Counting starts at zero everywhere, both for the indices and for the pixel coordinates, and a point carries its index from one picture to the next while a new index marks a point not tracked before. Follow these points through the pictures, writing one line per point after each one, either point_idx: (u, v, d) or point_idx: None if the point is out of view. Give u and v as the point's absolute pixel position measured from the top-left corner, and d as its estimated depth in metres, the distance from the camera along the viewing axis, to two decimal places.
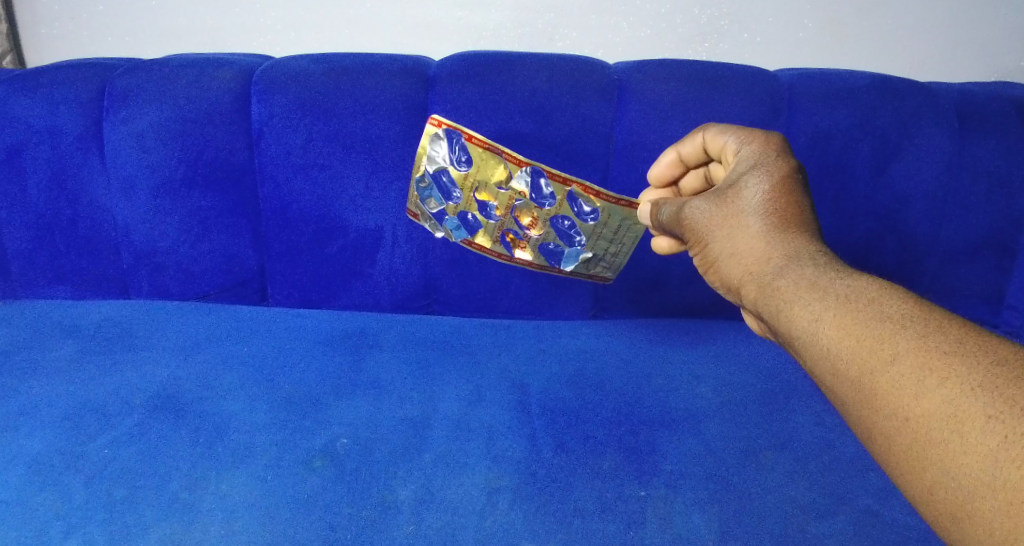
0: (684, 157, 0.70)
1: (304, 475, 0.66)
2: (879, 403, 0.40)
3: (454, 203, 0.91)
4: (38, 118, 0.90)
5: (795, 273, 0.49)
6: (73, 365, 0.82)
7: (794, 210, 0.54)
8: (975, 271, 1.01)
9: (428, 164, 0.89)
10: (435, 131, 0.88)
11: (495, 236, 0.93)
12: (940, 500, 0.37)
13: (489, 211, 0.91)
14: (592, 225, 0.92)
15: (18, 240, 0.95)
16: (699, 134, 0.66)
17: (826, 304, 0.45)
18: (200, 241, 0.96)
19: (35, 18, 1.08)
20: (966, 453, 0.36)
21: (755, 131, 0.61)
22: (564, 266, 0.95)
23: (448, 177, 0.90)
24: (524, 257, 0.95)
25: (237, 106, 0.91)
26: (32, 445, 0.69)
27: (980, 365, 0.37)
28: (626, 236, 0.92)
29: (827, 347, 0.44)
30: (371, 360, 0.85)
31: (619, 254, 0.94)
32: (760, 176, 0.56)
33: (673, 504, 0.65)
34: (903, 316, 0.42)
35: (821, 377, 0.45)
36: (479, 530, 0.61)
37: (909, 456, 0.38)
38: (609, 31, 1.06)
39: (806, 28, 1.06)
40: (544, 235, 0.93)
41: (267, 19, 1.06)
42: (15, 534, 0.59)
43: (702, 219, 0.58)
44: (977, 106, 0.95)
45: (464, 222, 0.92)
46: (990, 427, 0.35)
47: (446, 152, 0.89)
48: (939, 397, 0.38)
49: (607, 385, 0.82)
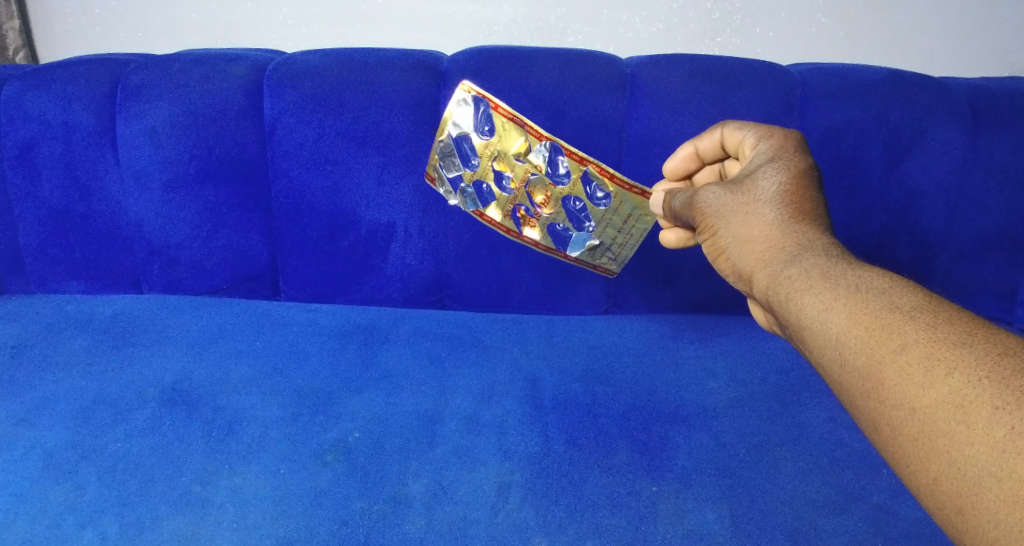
0: (701, 151, 0.70)
1: (317, 469, 0.66)
2: (885, 392, 0.40)
3: (471, 169, 0.88)
4: (52, 114, 0.91)
5: (806, 263, 0.49)
6: (86, 359, 0.83)
7: (807, 204, 0.54)
8: (990, 268, 1.00)
9: (452, 129, 0.87)
10: (463, 96, 0.86)
11: (506, 210, 0.90)
12: (944, 491, 0.36)
13: (504, 183, 0.89)
14: (603, 210, 0.89)
15: (31, 235, 0.96)
16: (717, 130, 0.66)
17: (836, 293, 0.45)
18: (212, 236, 0.96)
19: (46, 15, 1.09)
20: (972, 444, 0.35)
21: (773, 127, 0.61)
22: (568, 251, 0.92)
23: (469, 144, 0.87)
24: (531, 236, 0.92)
25: (250, 101, 0.92)
26: (46, 439, 0.70)
27: (988, 356, 0.37)
28: (634, 226, 0.90)
29: (835, 335, 0.44)
30: (383, 353, 0.85)
31: (626, 246, 0.92)
32: (775, 169, 0.56)
33: (686, 499, 0.65)
34: (913, 307, 0.42)
35: (828, 367, 0.44)
36: (490, 524, 0.61)
37: (915, 446, 0.38)
38: (619, 26, 1.06)
39: (818, 23, 1.05)
40: (554, 215, 0.90)
41: (279, 14, 1.07)
42: (27, 526, 0.60)
43: (714, 206, 0.58)
44: (992, 101, 0.94)
45: (479, 192, 0.90)
46: (997, 418, 0.35)
47: (471, 119, 0.86)
48: (945, 387, 0.38)
49: (618, 380, 0.82)
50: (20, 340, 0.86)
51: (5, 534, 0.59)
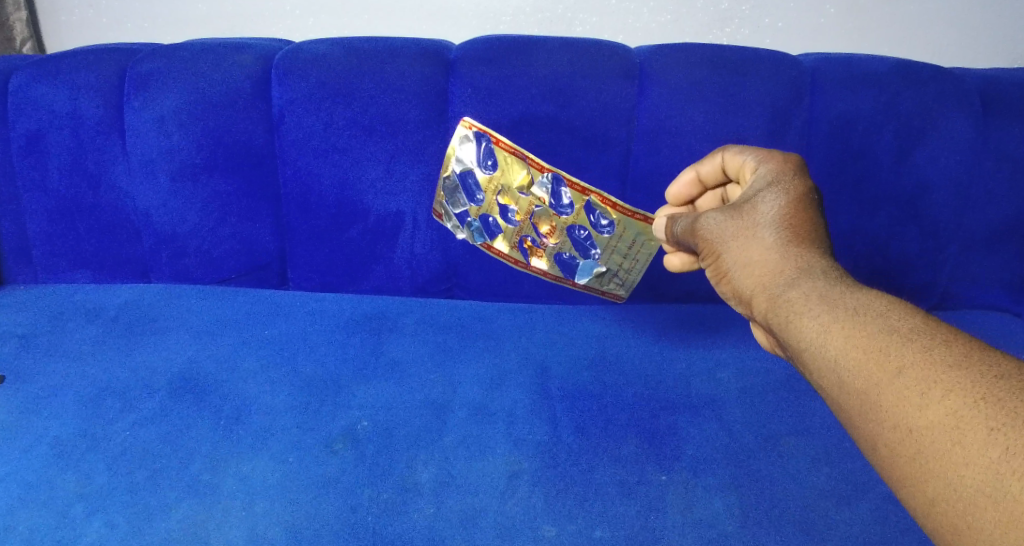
0: (703, 176, 0.69)
1: (326, 458, 0.67)
2: (883, 414, 0.39)
3: (477, 205, 0.93)
4: (60, 103, 0.92)
5: (807, 286, 0.48)
6: (95, 347, 0.84)
7: (808, 227, 0.52)
8: (1000, 259, 0.99)
9: (456, 165, 0.91)
10: (465, 132, 0.90)
11: (513, 242, 0.95)
12: (941, 512, 0.35)
13: (509, 216, 0.93)
14: (607, 237, 0.92)
15: (40, 224, 0.98)
16: (718, 154, 0.66)
17: (835, 316, 0.44)
18: (221, 225, 0.97)
19: (53, 6, 1.09)
20: (967, 465, 0.34)
21: (774, 151, 0.59)
22: (577, 278, 0.96)
23: (473, 179, 0.92)
24: (539, 266, 0.96)
25: (258, 90, 0.92)
26: (55, 427, 0.71)
27: (983, 377, 0.36)
28: (641, 251, 0.93)
29: (833, 358, 0.42)
30: (392, 342, 0.86)
31: (633, 271, 0.95)
32: (776, 193, 0.54)
33: (695, 489, 0.65)
34: (911, 330, 0.41)
35: (827, 390, 0.43)
36: (500, 513, 0.62)
37: (911, 467, 0.37)
38: (628, 15, 1.05)
39: (828, 13, 1.04)
40: (560, 244, 0.94)
41: (286, 5, 1.07)
42: (37, 514, 0.61)
43: (715, 231, 0.57)
44: (1003, 91, 0.93)
45: (486, 226, 0.94)
46: (991, 439, 0.34)
47: (473, 154, 0.91)
48: (942, 408, 0.36)
49: (627, 370, 0.82)
50: (29, 329, 0.87)
51: (14, 523, 0.60)
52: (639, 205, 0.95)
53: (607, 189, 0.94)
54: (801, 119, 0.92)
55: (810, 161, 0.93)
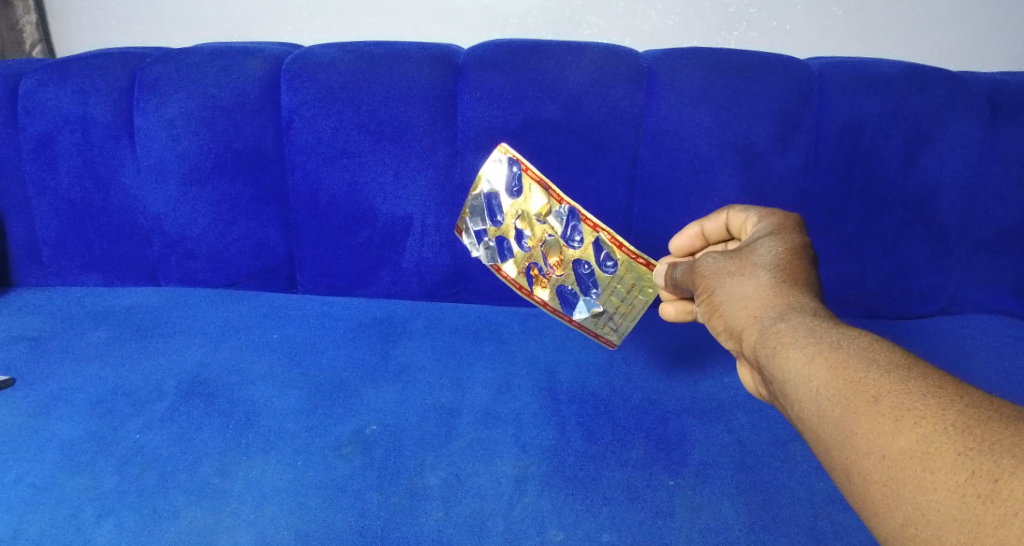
0: (707, 232, 0.70)
1: (335, 461, 0.68)
2: (858, 443, 0.38)
3: (495, 225, 0.85)
4: (72, 109, 0.94)
5: (795, 320, 0.47)
6: (106, 350, 0.85)
7: (802, 271, 0.52)
8: (1009, 264, 0.99)
9: (484, 185, 0.83)
10: (500, 154, 0.82)
11: (522, 267, 0.85)
12: (911, 537, 0.35)
13: (522, 240, 0.85)
14: (609, 276, 0.82)
15: (51, 226, 0.99)
16: (723, 214, 0.67)
17: (820, 348, 0.43)
18: (230, 228, 0.98)
19: (63, 9, 1.11)
20: (936, 489, 0.34)
21: (774, 210, 0.61)
22: (575, 315, 0.84)
23: (498, 202, 0.84)
24: (541, 296, 0.85)
25: (269, 95, 0.93)
26: (66, 430, 0.72)
27: (955, 406, 0.36)
28: (638, 296, 0.81)
29: (815, 389, 0.42)
30: (400, 346, 0.87)
31: (629, 315, 0.82)
32: (774, 241, 0.55)
33: (702, 494, 0.66)
34: (891, 363, 0.40)
35: (807, 421, 0.42)
36: (508, 517, 0.63)
37: (884, 492, 0.36)
38: (635, 18, 1.06)
39: (836, 15, 1.04)
40: (565, 277, 0.84)
41: (295, 8, 1.08)
42: (50, 514, 0.62)
43: (712, 269, 0.57)
44: (1011, 94, 0.93)
45: (500, 247, 0.86)
46: (960, 463, 0.33)
47: (502, 177, 0.83)
48: (914, 435, 0.36)
49: (635, 375, 0.83)
50: (41, 332, 0.89)
51: (26, 524, 0.61)
52: (646, 210, 0.96)
53: (614, 194, 0.95)
54: (808, 122, 0.92)
55: (817, 165, 0.94)
